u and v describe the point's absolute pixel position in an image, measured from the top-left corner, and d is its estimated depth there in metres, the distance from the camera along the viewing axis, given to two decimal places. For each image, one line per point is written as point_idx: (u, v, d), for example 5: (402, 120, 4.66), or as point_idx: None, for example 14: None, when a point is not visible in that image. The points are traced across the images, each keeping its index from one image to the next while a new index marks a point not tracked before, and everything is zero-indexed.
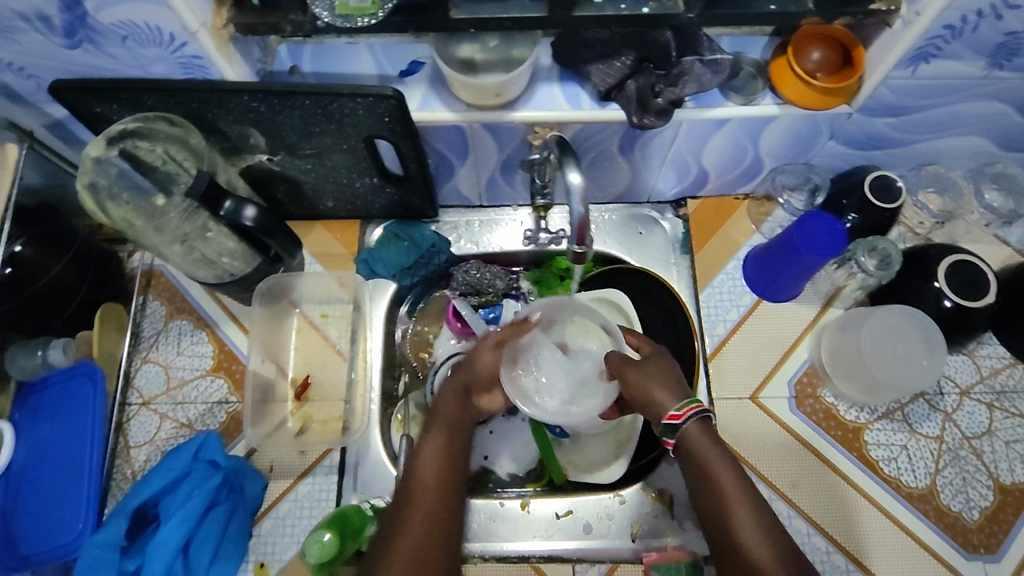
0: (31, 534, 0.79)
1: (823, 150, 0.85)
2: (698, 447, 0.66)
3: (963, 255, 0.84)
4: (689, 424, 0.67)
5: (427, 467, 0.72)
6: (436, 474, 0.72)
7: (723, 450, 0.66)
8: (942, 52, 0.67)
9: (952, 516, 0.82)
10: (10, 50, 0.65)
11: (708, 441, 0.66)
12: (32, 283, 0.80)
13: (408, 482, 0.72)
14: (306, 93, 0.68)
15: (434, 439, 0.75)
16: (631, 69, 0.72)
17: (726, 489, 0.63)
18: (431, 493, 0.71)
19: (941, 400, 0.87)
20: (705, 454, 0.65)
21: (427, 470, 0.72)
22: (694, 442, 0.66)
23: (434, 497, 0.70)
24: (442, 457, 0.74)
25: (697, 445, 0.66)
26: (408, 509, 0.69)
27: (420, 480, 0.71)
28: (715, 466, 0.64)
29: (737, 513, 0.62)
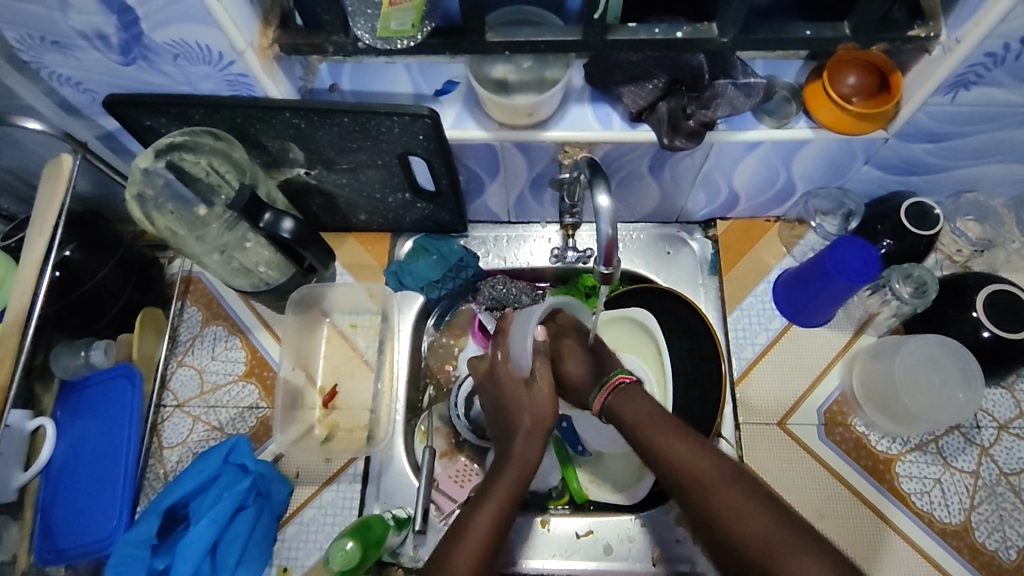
0: (67, 530, 0.81)
1: (857, 175, 0.84)
2: (640, 415, 0.66)
3: (1003, 285, 0.81)
4: (614, 391, 0.69)
5: (484, 513, 0.66)
6: (496, 518, 0.66)
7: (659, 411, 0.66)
8: (982, 80, 0.66)
9: (987, 555, 0.79)
10: (70, 66, 0.69)
11: (633, 399, 0.68)
12: (78, 287, 0.84)
13: (460, 526, 0.65)
14: (345, 111, 0.70)
15: (496, 487, 0.68)
16: (663, 91, 0.73)
17: (668, 445, 0.63)
18: (483, 536, 0.64)
19: (977, 433, 0.84)
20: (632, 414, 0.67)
21: (484, 518, 0.65)
22: (628, 408, 0.67)
23: (488, 541, 0.64)
24: (503, 505, 0.67)
25: (621, 407, 0.68)
26: (461, 540, 0.64)
27: (476, 523, 0.65)
28: (653, 425, 0.65)
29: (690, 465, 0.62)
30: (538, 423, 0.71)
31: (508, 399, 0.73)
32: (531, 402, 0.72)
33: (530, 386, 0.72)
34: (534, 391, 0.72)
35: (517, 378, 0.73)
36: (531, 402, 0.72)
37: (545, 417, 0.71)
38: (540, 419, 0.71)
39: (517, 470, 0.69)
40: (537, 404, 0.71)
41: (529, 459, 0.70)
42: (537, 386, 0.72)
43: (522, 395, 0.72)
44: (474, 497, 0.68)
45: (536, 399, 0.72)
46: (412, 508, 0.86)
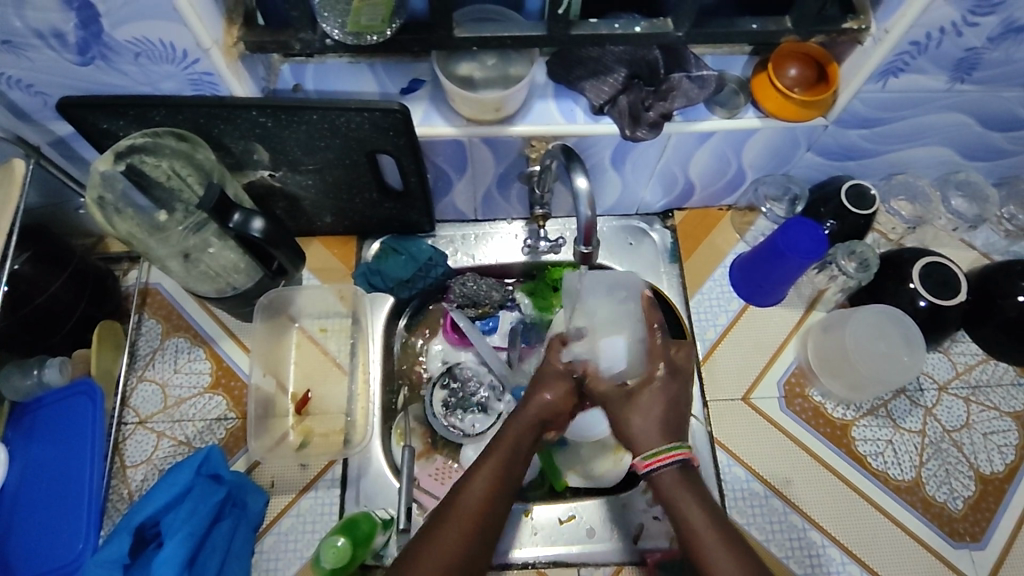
0: (27, 558, 0.77)
1: (801, 161, 0.90)
2: (677, 500, 0.62)
3: (934, 257, 0.89)
4: (666, 470, 0.63)
5: (483, 478, 0.64)
6: (487, 499, 0.63)
7: (699, 496, 0.62)
8: (909, 67, 0.73)
9: (938, 506, 0.85)
10: (21, 67, 0.66)
11: (684, 485, 0.63)
12: (30, 301, 0.80)
13: (454, 493, 0.64)
14: (314, 108, 0.71)
15: (484, 469, 0.65)
16: (623, 85, 0.77)
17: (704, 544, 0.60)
18: (478, 506, 0.63)
19: (921, 396, 0.91)
20: (679, 503, 0.62)
21: (478, 486, 0.63)
22: (666, 490, 0.63)
23: (473, 524, 0.62)
24: (493, 490, 0.64)
25: (670, 490, 0.63)
26: (448, 519, 0.62)
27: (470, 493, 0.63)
28: (697, 523, 0.61)
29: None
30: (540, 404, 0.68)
31: (532, 382, 0.71)
32: (549, 389, 0.69)
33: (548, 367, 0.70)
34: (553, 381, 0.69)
35: (554, 363, 0.70)
36: (549, 384, 0.69)
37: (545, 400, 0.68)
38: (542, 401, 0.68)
39: (512, 450, 0.66)
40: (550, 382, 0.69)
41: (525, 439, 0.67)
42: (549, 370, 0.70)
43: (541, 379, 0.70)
44: (472, 462, 0.67)
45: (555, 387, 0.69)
46: (394, 509, 0.84)
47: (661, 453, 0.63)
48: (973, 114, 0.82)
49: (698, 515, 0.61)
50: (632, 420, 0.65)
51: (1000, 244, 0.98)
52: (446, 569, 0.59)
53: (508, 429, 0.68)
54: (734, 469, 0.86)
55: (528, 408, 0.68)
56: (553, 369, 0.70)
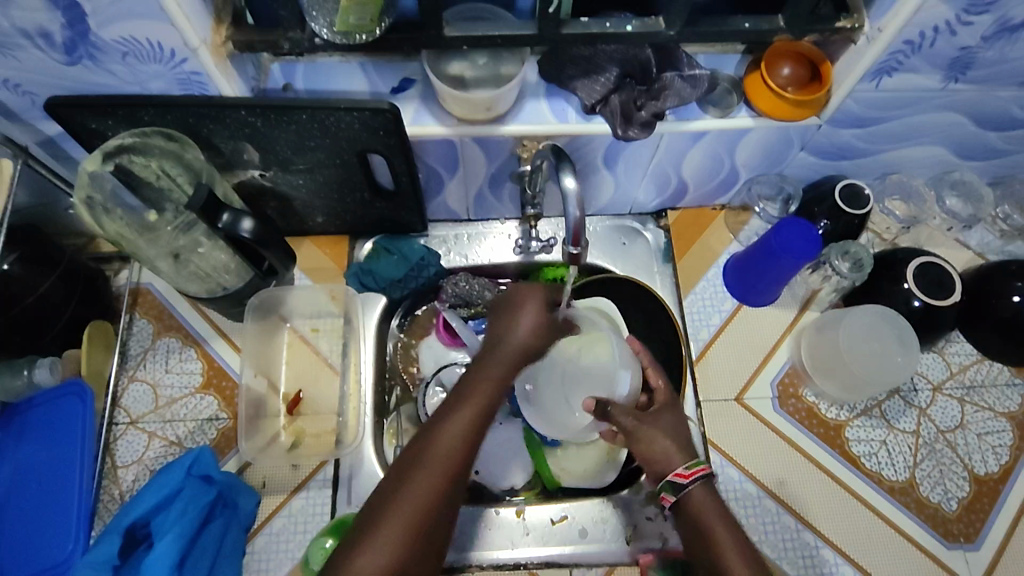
0: (18, 558, 0.77)
1: (795, 161, 0.89)
2: (706, 513, 0.63)
3: (928, 257, 0.89)
4: (695, 486, 0.63)
5: (461, 417, 0.62)
6: (469, 430, 0.62)
7: (729, 516, 0.63)
8: (902, 66, 0.72)
9: (932, 507, 0.85)
10: (8, 67, 0.66)
11: (713, 504, 0.63)
12: (20, 301, 0.80)
13: (433, 432, 0.61)
14: (303, 108, 0.70)
15: (468, 399, 0.63)
16: (615, 85, 0.76)
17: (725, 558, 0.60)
18: (460, 443, 0.61)
19: (915, 396, 0.91)
20: (707, 523, 0.62)
21: (458, 427, 0.61)
22: (696, 505, 0.63)
23: (456, 453, 0.60)
24: (474, 421, 0.62)
25: (700, 510, 0.63)
26: (431, 448, 0.60)
27: (450, 433, 0.61)
28: (724, 543, 0.60)
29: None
30: (518, 334, 0.67)
31: (501, 320, 0.69)
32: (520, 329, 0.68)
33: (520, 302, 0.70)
34: (526, 326, 0.68)
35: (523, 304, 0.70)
36: (519, 324, 0.68)
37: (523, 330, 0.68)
38: (521, 332, 0.67)
39: (495, 380, 0.65)
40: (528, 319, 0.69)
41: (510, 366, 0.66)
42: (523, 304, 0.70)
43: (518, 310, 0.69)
44: (449, 401, 0.64)
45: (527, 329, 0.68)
46: None
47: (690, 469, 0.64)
48: (968, 114, 0.81)
49: (726, 536, 0.61)
50: (658, 442, 0.67)
51: (994, 244, 0.98)
52: (426, 499, 0.58)
53: (482, 363, 0.66)
54: (727, 470, 0.86)
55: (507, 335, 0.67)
56: (522, 309, 0.69)
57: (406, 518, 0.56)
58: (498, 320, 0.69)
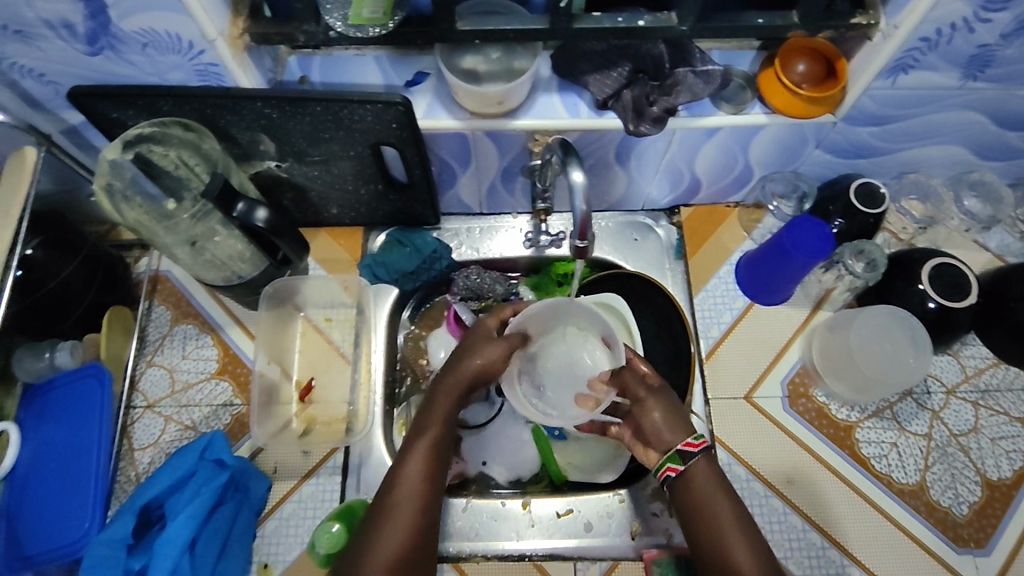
0: (36, 535, 0.79)
1: (809, 159, 0.89)
2: (707, 490, 0.68)
3: (945, 258, 0.87)
4: (698, 461, 0.69)
5: (425, 442, 0.71)
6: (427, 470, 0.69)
7: (730, 492, 0.68)
8: (919, 64, 0.71)
9: (942, 511, 0.84)
10: (33, 57, 0.68)
11: (715, 480, 0.68)
12: (42, 286, 0.82)
13: (402, 457, 0.70)
14: (317, 100, 0.71)
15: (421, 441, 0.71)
16: (627, 79, 0.76)
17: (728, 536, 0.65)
18: (424, 463, 0.69)
19: (928, 399, 0.90)
20: (711, 498, 0.67)
21: (415, 471, 0.69)
22: (699, 481, 0.68)
23: (420, 495, 0.67)
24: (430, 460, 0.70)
25: (702, 485, 0.68)
26: (395, 491, 0.67)
27: (415, 458, 0.69)
28: (725, 516, 0.66)
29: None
30: (466, 373, 0.73)
31: (461, 350, 0.76)
32: (477, 355, 0.74)
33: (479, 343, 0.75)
34: (484, 352, 0.74)
35: (482, 333, 0.77)
36: (470, 362, 0.74)
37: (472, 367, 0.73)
38: (471, 369, 0.73)
39: (444, 420, 0.72)
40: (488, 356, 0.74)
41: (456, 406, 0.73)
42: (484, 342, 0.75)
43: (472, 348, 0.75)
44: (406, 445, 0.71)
45: (485, 355, 0.74)
46: None
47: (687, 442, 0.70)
48: (987, 113, 0.80)
49: (727, 509, 0.67)
50: (651, 420, 0.73)
51: (1014, 246, 0.96)
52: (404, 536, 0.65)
53: (440, 391, 0.73)
54: (734, 468, 0.85)
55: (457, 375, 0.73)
56: (474, 346, 0.75)
57: (390, 551, 0.64)
58: (458, 350, 0.76)
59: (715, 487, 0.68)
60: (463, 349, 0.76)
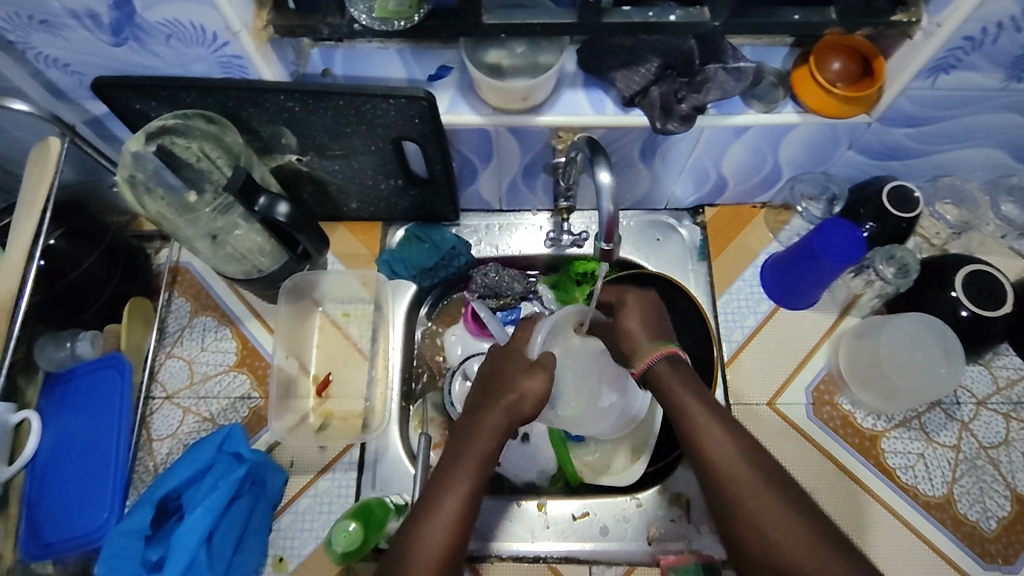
0: (55, 523, 0.80)
1: (841, 160, 0.86)
2: (669, 382, 0.69)
3: (980, 265, 0.84)
4: (657, 364, 0.70)
5: (466, 467, 0.65)
6: (466, 499, 0.63)
7: (692, 383, 0.69)
8: (961, 64, 0.68)
9: (970, 526, 0.82)
10: (58, 47, 0.68)
11: (676, 374, 0.70)
12: (64, 276, 0.83)
13: (441, 483, 0.64)
14: (341, 93, 0.70)
15: (461, 465, 0.65)
16: (655, 76, 0.74)
17: (704, 426, 0.65)
18: (465, 492, 0.64)
19: (957, 409, 0.87)
20: (675, 389, 0.69)
21: (455, 497, 0.63)
22: (661, 377, 0.70)
23: (458, 522, 0.62)
24: (472, 486, 0.64)
25: (665, 380, 0.70)
26: (430, 515, 0.63)
27: (457, 485, 0.64)
28: (687, 401, 0.67)
29: (733, 467, 0.62)
30: (512, 402, 0.67)
31: (502, 373, 0.70)
32: (524, 382, 0.68)
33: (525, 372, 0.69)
34: (529, 380, 0.68)
35: (524, 359, 0.71)
36: (520, 391, 0.68)
37: (522, 399, 0.67)
38: (520, 400, 0.67)
39: (486, 446, 0.66)
40: (533, 388, 0.68)
41: (499, 434, 0.67)
42: (532, 372, 0.69)
43: (520, 376, 0.69)
44: (442, 468, 0.66)
45: (529, 381, 0.68)
46: (408, 495, 0.85)
47: (649, 350, 0.72)
48: None
49: (691, 398, 0.67)
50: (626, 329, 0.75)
51: None
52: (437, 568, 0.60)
53: (485, 416, 0.67)
54: None
55: (501, 403, 0.67)
56: (523, 374, 0.69)
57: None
58: (497, 373, 0.71)
59: (677, 379, 0.69)
60: (495, 376, 0.71)
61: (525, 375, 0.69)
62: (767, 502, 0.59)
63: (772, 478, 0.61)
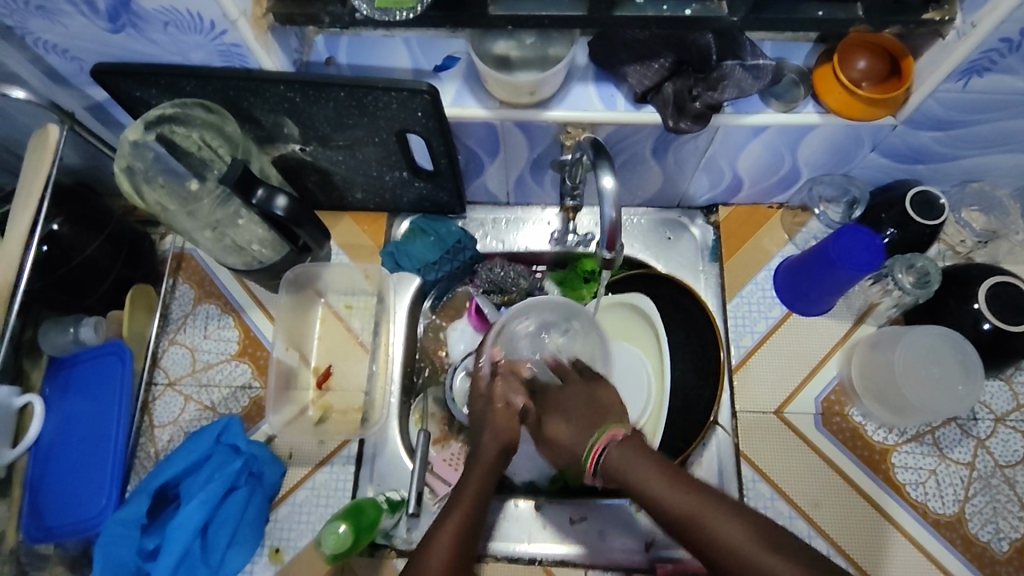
0: (56, 509, 0.81)
1: (863, 162, 0.82)
2: (625, 468, 0.62)
3: (1007, 276, 0.81)
4: (608, 447, 0.64)
5: (473, 485, 0.67)
6: (466, 521, 0.63)
7: (650, 462, 0.61)
8: (996, 66, 0.64)
9: (980, 546, 0.79)
10: (56, 33, 0.66)
11: (627, 456, 0.63)
12: (67, 262, 0.82)
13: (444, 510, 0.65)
14: (342, 85, 0.68)
15: (465, 487, 0.67)
16: (669, 72, 0.71)
17: (673, 503, 0.58)
18: (466, 513, 0.64)
19: (974, 425, 0.84)
20: (636, 478, 0.61)
21: (453, 522, 0.63)
22: (615, 467, 0.63)
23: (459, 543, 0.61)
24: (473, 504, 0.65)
25: (621, 470, 0.62)
26: (432, 542, 0.61)
27: (464, 500, 0.65)
28: (648, 484, 0.60)
29: (727, 536, 0.54)
30: (495, 438, 0.72)
31: (479, 420, 0.76)
32: (491, 419, 0.74)
33: (493, 407, 0.75)
34: (498, 408, 0.75)
35: (490, 399, 0.77)
36: (497, 426, 0.73)
37: (501, 428, 0.73)
38: (497, 430, 0.73)
39: (483, 478, 0.68)
40: (495, 424, 0.73)
41: (493, 464, 0.70)
42: (497, 408, 0.75)
43: (486, 412, 0.76)
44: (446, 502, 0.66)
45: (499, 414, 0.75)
46: (405, 491, 0.84)
47: (594, 445, 0.65)
48: None
49: (651, 479, 0.60)
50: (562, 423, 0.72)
51: None
52: None
53: (479, 450, 0.71)
54: (758, 486, 0.82)
55: (482, 439, 0.73)
56: (492, 405, 0.76)
57: None
58: (475, 423, 0.76)
59: (630, 459, 0.62)
60: (473, 417, 0.77)
61: (493, 411, 0.75)
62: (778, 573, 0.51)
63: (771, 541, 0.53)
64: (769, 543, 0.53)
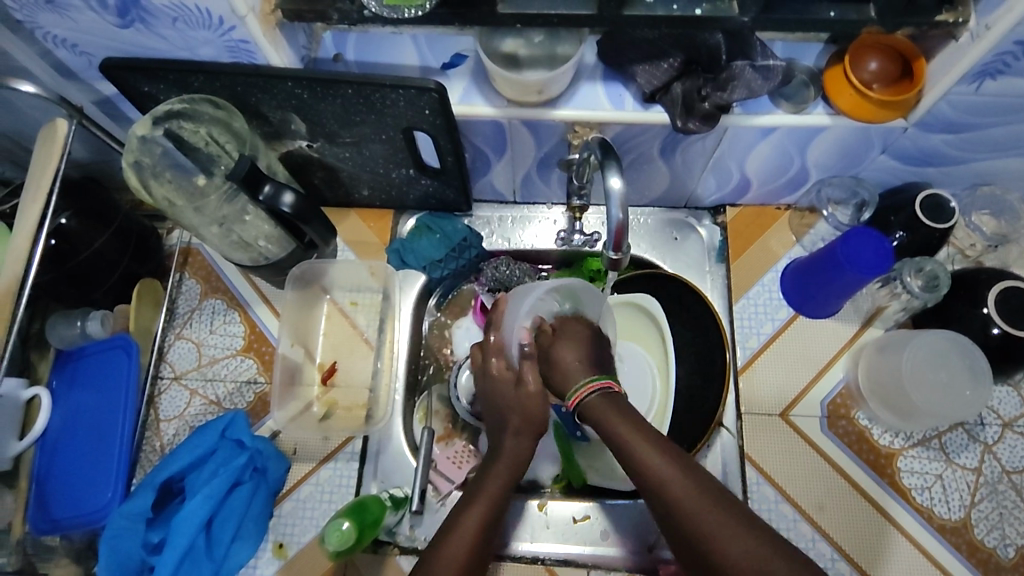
0: (62, 501, 0.82)
1: (873, 164, 0.82)
2: (602, 412, 0.64)
3: (1017, 281, 0.80)
4: (592, 394, 0.65)
5: (496, 480, 0.68)
6: (484, 518, 0.65)
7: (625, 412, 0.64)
8: (1010, 69, 0.64)
9: (986, 552, 0.79)
10: (65, 28, 0.67)
11: (606, 401, 0.65)
12: (75, 256, 0.83)
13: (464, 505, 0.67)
14: (350, 82, 0.68)
15: (486, 483, 0.68)
16: (678, 71, 0.71)
17: (635, 443, 0.61)
18: (485, 509, 0.66)
19: (981, 431, 0.83)
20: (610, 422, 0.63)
21: (473, 518, 0.65)
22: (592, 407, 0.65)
23: (476, 539, 0.64)
24: (494, 500, 0.67)
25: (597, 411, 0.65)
26: (448, 535, 0.64)
27: (486, 495, 0.67)
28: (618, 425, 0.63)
29: (673, 484, 0.58)
30: (524, 424, 0.69)
31: (499, 399, 0.71)
32: (520, 402, 0.69)
33: (519, 385, 0.70)
34: (525, 391, 0.69)
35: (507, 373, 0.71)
36: (530, 410, 0.69)
37: (531, 409, 0.69)
38: (526, 411, 0.69)
39: (509, 469, 0.69)
40: (525, 404, 0.69)
41: (522, 460, 0.69)
42: (526, 385, 0.69)
43: (516, 391, 0.70)
44: (464, 497, 0.68)
45: (524, 397, 0.69)
46: (409, 487, 0.85)
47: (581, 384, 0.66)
48: None
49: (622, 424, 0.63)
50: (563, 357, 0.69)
51: None
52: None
53: (508, 443, 0.70)
54: (763, 489, 0.81)
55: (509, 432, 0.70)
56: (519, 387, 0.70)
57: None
58: (495, 401, 0.72)
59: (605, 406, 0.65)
60: (497, 400, 0.71)
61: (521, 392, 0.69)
62: (712, 520, 0.55)
63: (734, 511, 0.56)
64: (709, 497, 0.57)
